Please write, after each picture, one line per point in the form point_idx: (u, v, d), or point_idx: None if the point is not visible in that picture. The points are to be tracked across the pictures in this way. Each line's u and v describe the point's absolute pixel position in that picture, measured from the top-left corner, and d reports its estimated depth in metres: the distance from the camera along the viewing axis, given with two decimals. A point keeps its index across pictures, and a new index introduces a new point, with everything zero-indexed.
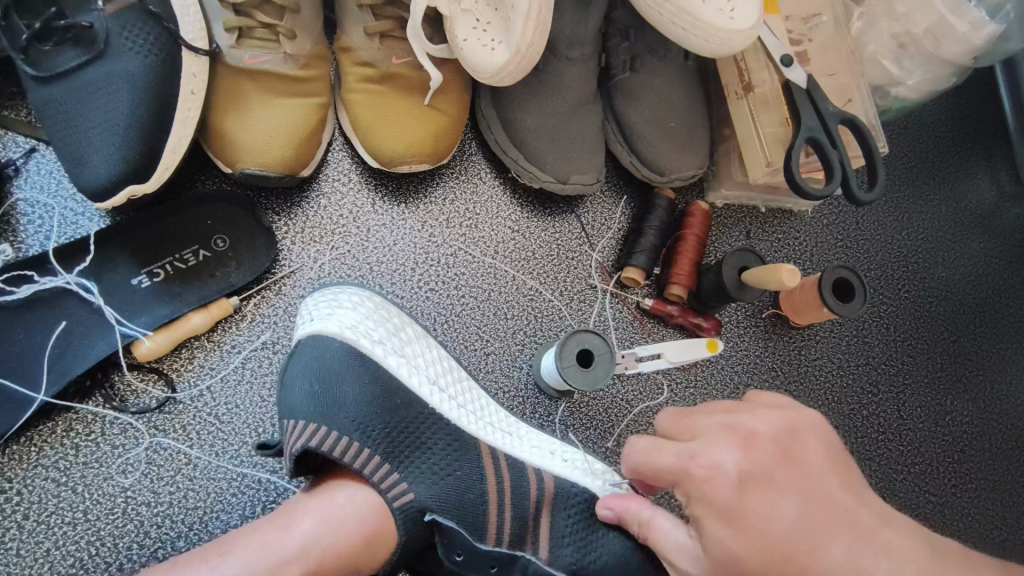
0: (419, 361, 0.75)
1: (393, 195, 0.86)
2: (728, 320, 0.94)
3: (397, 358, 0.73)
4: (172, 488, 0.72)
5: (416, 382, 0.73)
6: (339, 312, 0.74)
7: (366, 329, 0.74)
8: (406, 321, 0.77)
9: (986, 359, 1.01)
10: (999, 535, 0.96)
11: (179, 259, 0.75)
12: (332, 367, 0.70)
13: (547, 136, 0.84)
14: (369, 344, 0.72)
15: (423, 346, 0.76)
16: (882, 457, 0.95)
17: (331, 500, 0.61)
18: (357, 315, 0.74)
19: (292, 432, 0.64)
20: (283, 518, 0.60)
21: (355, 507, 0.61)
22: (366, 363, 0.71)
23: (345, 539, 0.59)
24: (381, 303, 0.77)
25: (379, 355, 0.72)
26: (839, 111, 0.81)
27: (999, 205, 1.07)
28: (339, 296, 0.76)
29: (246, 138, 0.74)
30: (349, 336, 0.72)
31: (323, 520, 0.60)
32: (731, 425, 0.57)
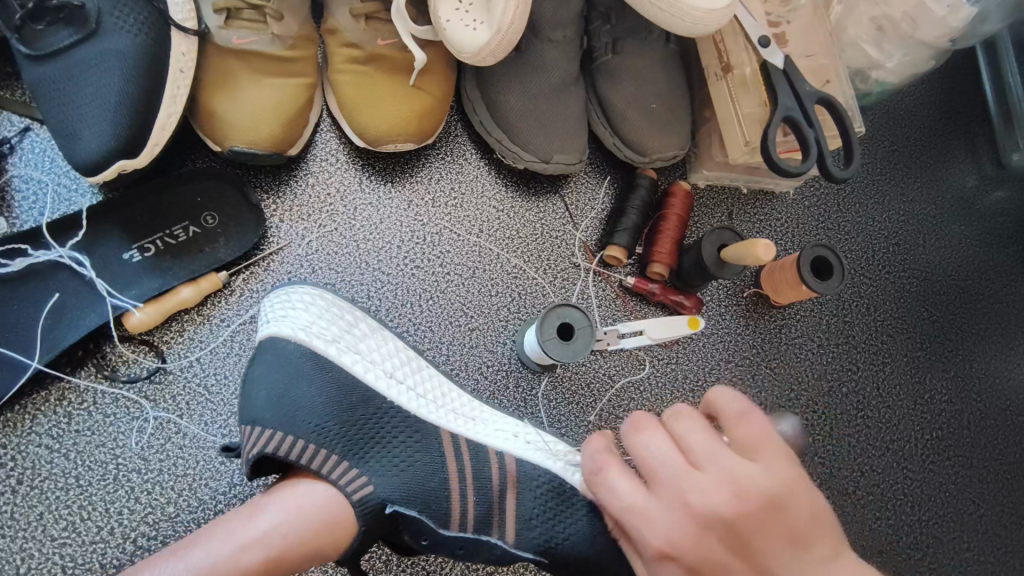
0: (374, 355, 0.76)
1: (379, 175, 0.88)
2: (709, 298, 0.96)
3: (351, 355, 0.75)
4: (162, 455, 0.74)
5: (373, 378, 0.74)
6: (292, 316, 0.75)
7: (320, 329, 0.75)
8: (359, 316, 0.79)
9: (965, 339, 1.03)
10: (977, 510, 0.97)
11: (169, 234, 0.77)
12: (289, 367, 0.71)
13: (530, 117, 0.86)
14: (323, 343, 0.73)
15: (380, 339, 0.79)
16: (860, 434, 0.97)
17: (295, 492, 0.62)
18: (308, 316, 0.75)
19: (245, 441, 0.65)
20: (247, 511, 0.61)
21: (318, 495, 0.62)
22: (320, 364, 0.72)
23: (308, 528, 0.60)
24: (331, 300, 0.78)
25: (333, 355, 0.73)
26: (816, 91, 0.83)
27: (980, 189, 1.08)
28: (294, 298, 0.77)
29: (235, 117, 0.76)
30: (303, 338, 0.73)
31: (286, 510, 0.60)
32: (723, 473, 0.52)
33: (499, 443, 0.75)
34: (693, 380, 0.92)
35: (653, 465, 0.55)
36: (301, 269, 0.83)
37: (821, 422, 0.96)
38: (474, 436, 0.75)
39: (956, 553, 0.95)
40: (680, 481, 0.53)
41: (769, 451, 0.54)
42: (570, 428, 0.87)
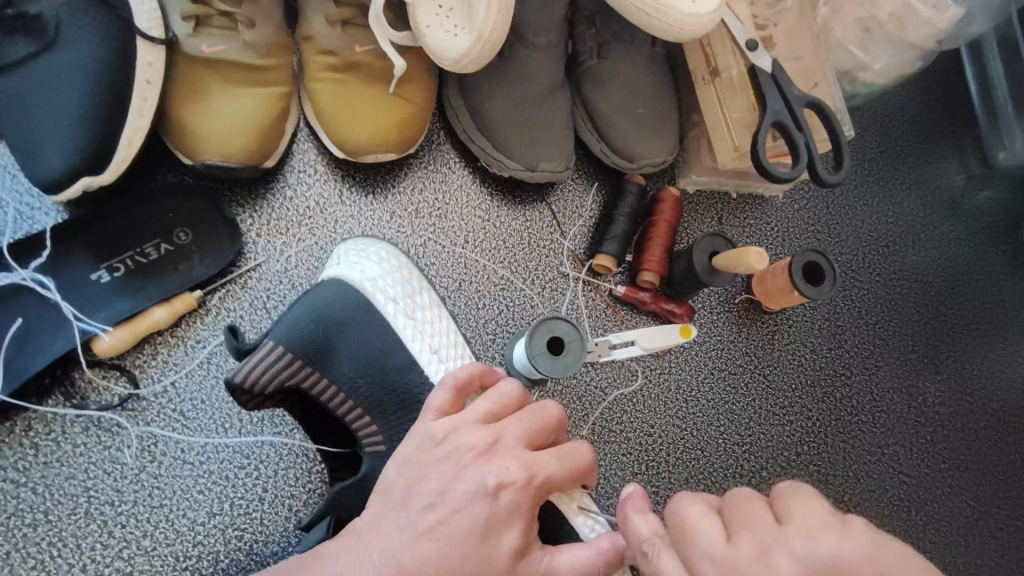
0: (425, 324, 0.74)
1: (360, 186, 0.85)
2: (701, 306, 0.94)
3: (404, 320, 0.73)
4: (136, 486, 0.71)
5: (418, 350, 0.72)
6: (365, 264, 0.75)
7: (383, 286, 0.74)
8: (422, 287, 0.78)
9: (956, 340, 1.02)
10: (972, 514, 0.96)
11: (139, 253, 0.73)
12: (340, 317, 0.70)
13: (515, 124, 0.83)
14: (382, 301, 0.73)
15: (435, 315, 0.76)
16: (855, 440, 0.96)
17: (493, 397, 0.61)
18: (379, 270, 0.75)
19: (259, 359, 0.62)
20: (410, 467, 0.57)
21: (515, 392, 0.62)
22: (375, 319, 0.72)
23: (533, 457, 0.57)
24: (405, 263, 0.78)
25: (389, 313, 0.73)
26: (805, 95, 0.81)
27: (968, 188, 1.08)
28: (372, 252, 0.77)
29: (208, 130, 0.73)
30: (367, 287, 0.73)
31: (490, 435, 0.58)
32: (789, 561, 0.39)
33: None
34: (686, 390, 0.91)
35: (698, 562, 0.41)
36: (280, 286, 0.79)
37: (816, 429, 0.95)
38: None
39: (951, 557, 0.94)
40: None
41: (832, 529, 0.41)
42: None
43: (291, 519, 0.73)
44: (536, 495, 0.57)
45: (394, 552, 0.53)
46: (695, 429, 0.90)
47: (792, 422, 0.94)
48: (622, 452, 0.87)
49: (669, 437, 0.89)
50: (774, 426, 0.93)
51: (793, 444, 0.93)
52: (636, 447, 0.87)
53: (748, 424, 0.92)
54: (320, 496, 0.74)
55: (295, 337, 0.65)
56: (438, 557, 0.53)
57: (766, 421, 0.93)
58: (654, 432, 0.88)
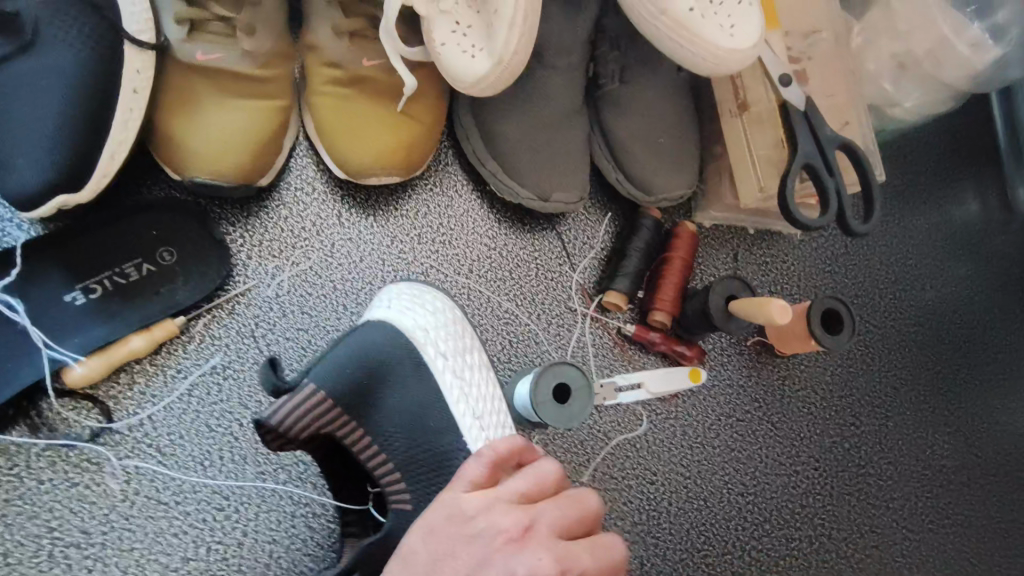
0: (473, 386, 0.68)
1: (361, 207, 0.79)
2: (712, 348, 0.90)
3: (453, 380, 0.67)
4: (105, 527, 0.65)
5: (458, 412, 0.66)
6: (416, 308, 0.70)
7: (435, 338, 0.68)
8: (473, 343, 0.71)
9: (968, 392, 0.99)
10: (973, 570, 0.94)
11: (119, 273, 0.67)
12: (387, 364, 0.66)
13: (530, 150, 0.78)
14: (431, 354, 0.68)
15: (485, 376, 0.69)
16: (862, 493, 0.92)
17: (531, 476, 0.58)
18: (431, 319, 0.70)
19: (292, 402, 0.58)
20: (437, 540, 0.54)
21: (552, 475, 0.58)
22: (422, 373, 0.67)
23: (566, 549, 0.53)
24: (460, 321, 0.72)
25: (436, 368, 0.67)
26: (837, 136, 0.77)
27: (987, 232, 1.04)
28: (425, 301, 0.71)
29: (198, 145, 0.67)
30: (416, 337, 0.68)
31: (525, 519, 0.54)
32: None
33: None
34: (693, 436, 0.87)
35: None
36: (271, 313, 0.74)
37: (823, 480, 0.91)
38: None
39: None
40: None
41: None
42: None
43: (272, 566, 0.69)
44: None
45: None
46: (700, 479, 0.86)
47: (800, 472, 0.90)
48: (622, 500, 0.83)
49: (672, 485, 0.85)
50: (781, 477, 0.90)
51: (799, 496, 0.90)
52: (637, 495, 0.83)
53: (754, 474, 0.89)
54: (303, 542, 0.70)
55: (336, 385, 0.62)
56: None
57: (772, 471, 0.89)
58: (657, 479, 0.84)
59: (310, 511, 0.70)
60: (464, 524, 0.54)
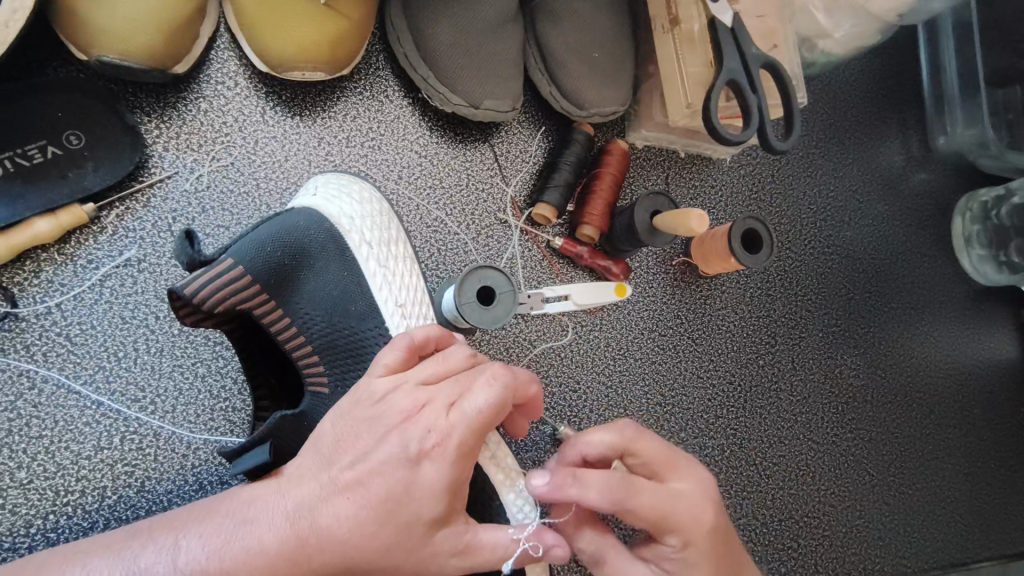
0: (398, 275, 0.68)
1: (287, 106, 0.77)
2: (638, 265, 0.93)
3: (375, 266, 0.68)
4: (11, 415, 0.65)
5: (380, 297, 0.67)
6: (342, 199, 0.69)
7: (359, 227, 0.68)
8: (400, 237, 0.71)
9: (877, 318, 1.05)
10: (870, 481, 1.01)
11: (22, 154, 0.66)
12: (309, 248, 0.66)
13: (460, 53, 0.77)
14: (355, 241, 0.68)
15: (408, 268, 0.70)
16: (772, 406, 0.98)
17: (440, 362, 0.57)
18: (357, 209, 0.69)
19: (209, 274, 0.60)
20: (346, 421, 0.55)
21: (462, 359, 0.58)
22: (346, 259, 0.67)
23: (458, 422, 0.52)
24: (386, 211, 0.72)
25: (360, 254, 0.67)
26: (762, 54, 0.79)
27: (906, 170, 1.09)
28: (351, 189, 0.71)
29: (104, 21, 0.64)
30: (339, 222, 0.67)
31: (423, 397, 0.54)
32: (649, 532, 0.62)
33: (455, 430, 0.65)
34: (615, 348, 0.90)
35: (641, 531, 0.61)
36: (188, 208, 0.73)
37: (737, 393, 0.96)
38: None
39: (846, 522, 0.99)
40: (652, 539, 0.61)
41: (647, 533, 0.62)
42: None
43: (189, 458, 0.69)
44: (464, 463, 0.53)
45: (309, 508, 0.52)
46: (620, 389, 0.90)
47: (715, 385, 0.95)
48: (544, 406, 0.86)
49: (593, 393, 0.88)
50: (697, 389, 0.94)
51: (713, 407, 0.95)
52: (559, 402, 0.86)
53: (672, 386, 0.93)
54: (220, 436, 0.70)
55: (255, 261, 0.63)
56: (351, 516, 0.52)
57: (689, 384, 0.94)
58: (580, 387, 0.88)
59: (230, 406, 0.71)
60: (369, 404, 0.55)
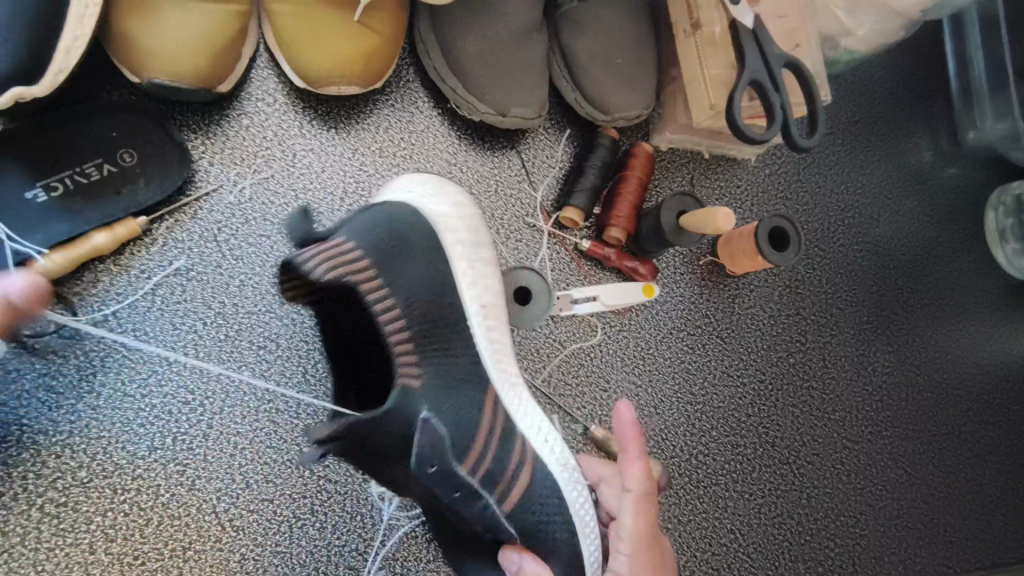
0: (483, 276, 0.73)
1: (322, 119, 0.81)
2: (666, 265, 0.94)
3: (465, 267, 0.72)
4: (73, 417, 0.69)
5: (467, 297, 0.71)
6: (433, 199, 0.72)
7: (454, 229, 0.72)
8: (486, 242, 0.75)
9: (909, 313, 1.04)
10: (907, 479, 1.00)
11: (80, 172, 0.70)
12: (412, 243, 0.68)
13: (486, 64, 0.80)
14: (449, 241, 0.71)
15: (493, 273, 0.74)
16: (804, 404, 0.98)
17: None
18: (449, 211, 0.73)
19: (327, 250, 0.61)
20: None
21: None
22: (441, 259, 0.70)
23: None
24: (477, 216, 0.75)
25: (451, 256, 0.71)
26: (784, 54, 0.79)
27: (936, 165, 1.08)
28: (445, 192, 0.74)
29: (154, 46, 0.69)
30: (437, 223, 0.71)
31: None
32: (639, 508, 0.63)
33: (525, 432, 0.70)
34: (645, 348, 0.91)
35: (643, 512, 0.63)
36: (232, 219, 0.76)
37: (768, 391, 0.96)
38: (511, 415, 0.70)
39: (883, 521, 0.98)
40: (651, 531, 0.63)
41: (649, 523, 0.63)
42: None
43: (236, 458, 0.72)
44: None
45: None
46: (650, 389, 0.91)
47: (745, 384, 0.96)
48: (575, 406, 0.87)
49: (623, 393, 0.90)
50: (727, 388, 0.95)
51: (744, 406, 0.95)
52: (590, 402, 0.88)
53: (703, 384, 0.94)
54: (266, 435, 0.73)
55: (367, 243, 0.65)
56: None
57: (719, 382, 0.94)
58: (610, 387, 0.89)
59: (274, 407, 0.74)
60: None
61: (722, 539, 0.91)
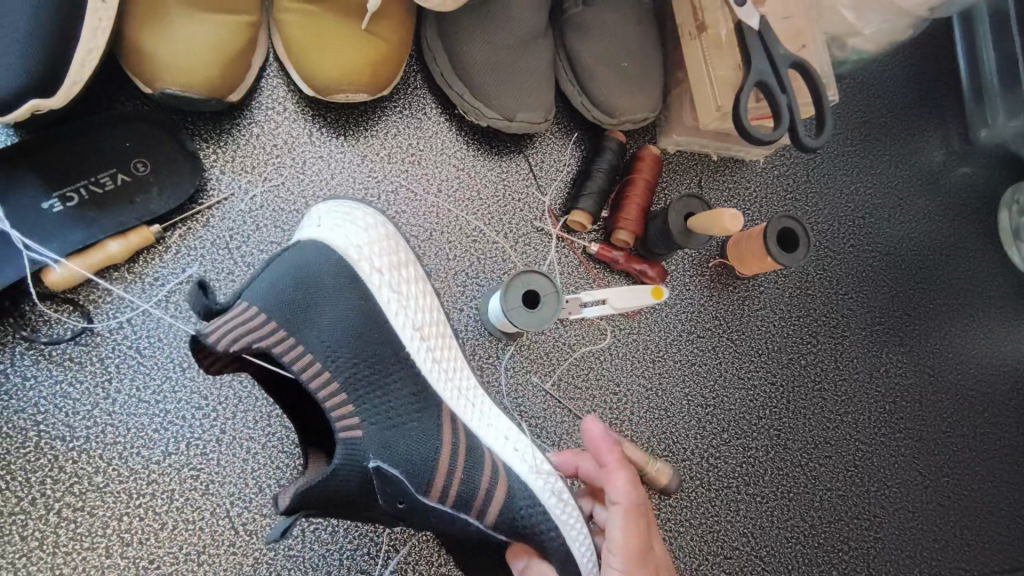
0: (410, 299, 0.72)
1: (331, 127, 0.82)
2: (674, 268, 0.94)
3: (387, 291, 0.70)
4: (89, 422, 0.70)
5: (398, 322, 0.70)
6: (348, 227, 0.71)
7: (369, 253, 0.70)
8: (409, 260, 0.75)
9: (922, 314, 1.03)
10: (923, 482, 0.99)
11: (94, 182, 0.71)
12: (319, 279, 0.66)
13: (493, 70, 0.81)
14: (365, 268, 0.69)
15: (419, 289, 0.74)
16: (816, 406, 0.97)
17: None
18: (366, 238, 0.71)
19: (229, 323, 0.57)
20: None
21: None
22: (360, 285, 0.68)
23: None
24: (391, 234, 0.74)
25: (371, 282, 0.69)
26: (791, 55, 0.79)
27: (947, 164, 1.07)
28: (353, 216, 0.72)
29: (167, 58, 0.70)
30: (352, 253, 0.69)
31: None
32: (625, 522, 0.63)
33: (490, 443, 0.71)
34: (654, 351, 0.91)
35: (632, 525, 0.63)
36: (244, 226, 0.77)
37: (779, 393, 0.96)
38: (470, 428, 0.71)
39: (898, 524, 0.97)
40: (643, 541, 0.63)
41: (640, 535, 0.63)
42: (529, 399, 0.85)
43: (249, 462, 0.73)
44: None
45: None
46: (660, 392, 0.90)
47: (755, 386, 0.95)
48: (586, 409, 0.87)
49: (633, 396, 0.89)
50: (738, 390, 0.94)
51: (755, 408, 0.95)
52: (600, 406, 0.88)
53: (714, 386, 0.93)
54: (277, 440, 0.74)
55: (269, 304, 0.61)
56: None
57: (730, 385, 0.94)
58: (619, 390, 0.89)
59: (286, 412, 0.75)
60: None
61: (734, 543, 0.91)
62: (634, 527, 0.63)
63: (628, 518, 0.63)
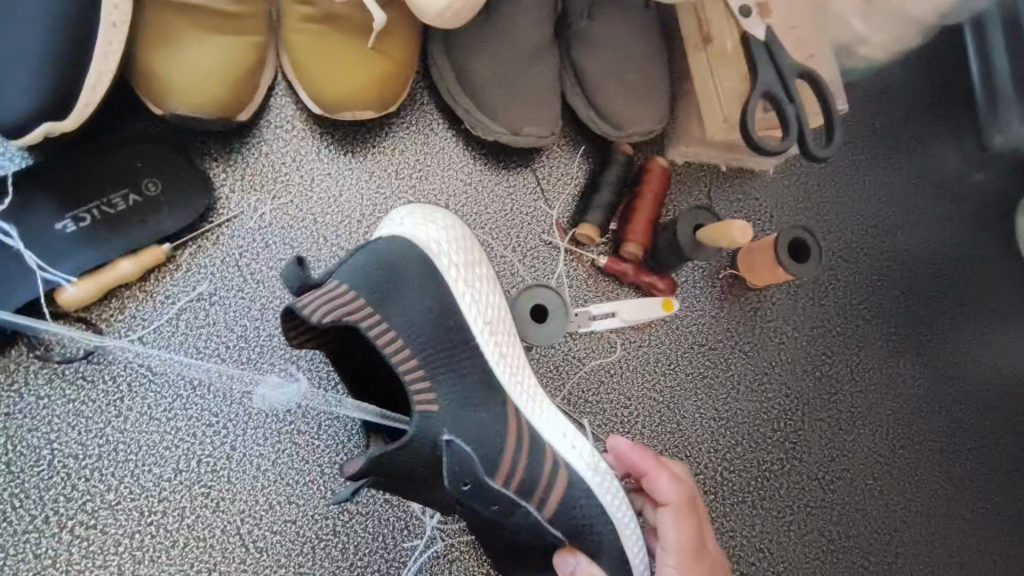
0: (482, 294, 0.73)
1: (339, 143, 0.82)
2: (684, 279, 0.93)
3: (465, 289, 0.72)
4: (101, 440, 0.71)
5: (472, 320, 0.72)
6: (426, 223, 0.72)
7: (448, 253, 0.72)
8: (481, 257, 0.75)
9: (939, 323, 1.01)
10: (944, 495, 0.96)
11: (107, 203, 0.72)
12: (402, 272, 0.68)
13: (499, 85, 0.81)
14: (445, 267, 0.71)
15: (490, 286, 0.74)
16: (832, 419, 0.95)
17: None
18: (438, 236, 0.72)
19: (321, 295, 0.63)
20: None
21: None
22: (438, 280, 0.70)
23: None
24: (466, 234, 0.75)
25: (449, 280, 0.71)
26: (798, 65, 0.79)
27: (962, 170, 1.06)
28: (434, 217, 0.74)
29: (177, 81, 0.71)
30: (431, 250, 0.71)
31: None
32: (677, 522, 0.68)
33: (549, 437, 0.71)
34: (666, 364, 0.90)
35: (682, 525, 0.68)
36: (254, 243, 0.78)
37: (794, 406, 0.94)
38: (532, 422, 0.72)
39: (919, 539, 0.95)
40: (697, 536, 0.68)
41: (693, 532, 0.68)
42: None
43: (258, 479, 0.73)
44: None
45: None
46: (672, 405, 0.90)
47: (770, 398, 0.94)
48: (596, 423, 0.87)
49: (645, 410, 0.89)
50: (752, 403, 0.93)
51: (770, 421, 0.93)
52: (611, 420, 0.87)
53: (727, 399, 0.92)
54: (287, 457, 0.74)
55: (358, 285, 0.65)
56: None
57: (743, 397, 0.93)
58: (631, 404, 0.88)
59: (295, 429, 0.75)
60: None
61: (749, 558, 0.89)
62: (687, 525, 0.68)
63: (681, 516, 0.68)
